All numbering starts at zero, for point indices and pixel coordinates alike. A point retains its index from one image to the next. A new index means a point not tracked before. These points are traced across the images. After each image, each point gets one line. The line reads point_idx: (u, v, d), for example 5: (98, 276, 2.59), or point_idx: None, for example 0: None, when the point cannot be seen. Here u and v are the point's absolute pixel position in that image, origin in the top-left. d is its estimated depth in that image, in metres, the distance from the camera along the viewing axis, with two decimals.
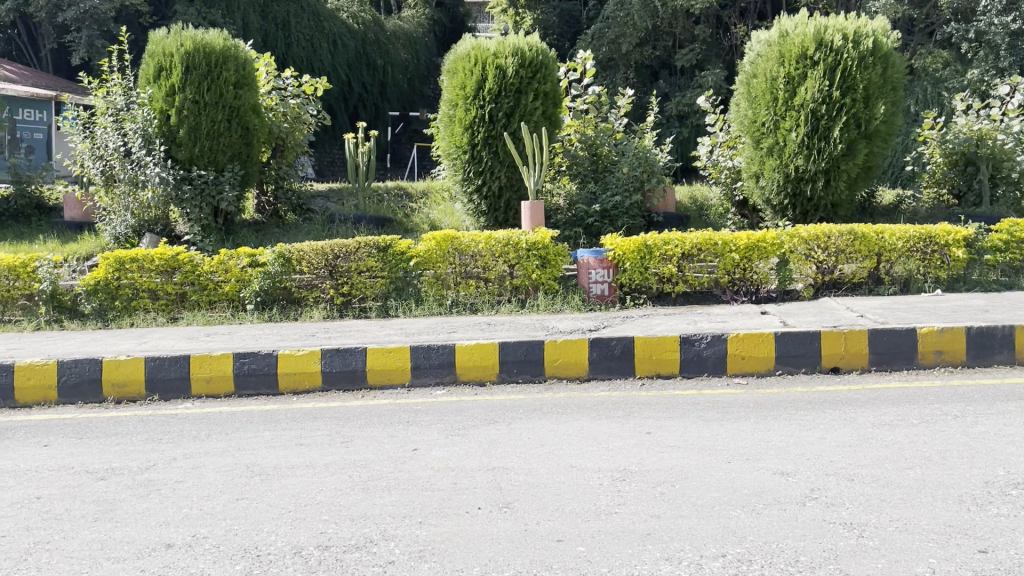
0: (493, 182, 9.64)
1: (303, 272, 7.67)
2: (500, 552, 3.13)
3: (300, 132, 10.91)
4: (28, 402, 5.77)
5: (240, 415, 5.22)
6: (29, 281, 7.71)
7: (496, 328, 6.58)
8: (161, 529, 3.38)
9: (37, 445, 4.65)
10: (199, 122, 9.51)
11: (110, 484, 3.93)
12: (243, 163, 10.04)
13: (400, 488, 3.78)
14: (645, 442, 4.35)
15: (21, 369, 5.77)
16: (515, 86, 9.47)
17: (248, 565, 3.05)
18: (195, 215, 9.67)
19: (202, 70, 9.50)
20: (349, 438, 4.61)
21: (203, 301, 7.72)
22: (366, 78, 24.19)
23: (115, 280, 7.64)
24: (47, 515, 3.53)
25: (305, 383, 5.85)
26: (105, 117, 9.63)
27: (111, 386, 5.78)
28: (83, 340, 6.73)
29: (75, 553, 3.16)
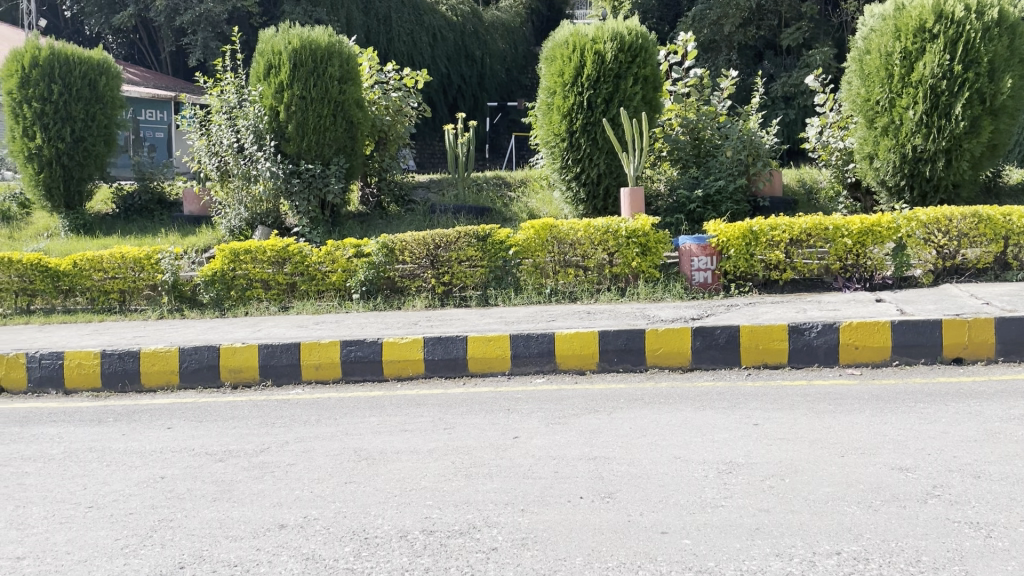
0: (592, 168, 9.53)
1: (406, 262, 7.83)
2: (603, 542, 3.11)
3: (401, 124, 11.14)
4: (152, 387, 6.11)
5: (347, 401, 5.38)
6: (153, 272, 8.17)
7: (596, 316, 6.54)
8: (275, 510, 3.51)
9: (161, 427, 4.93)
10: (306, 118, 9.82)
11: (228, 466, 4.12)
12: (348, 157, 10.32)
13: (502, 475, 3.81)
14: (752, 434, 4.23)
15: (146, 355, 6.12)
16: (614, 72, 9.35)
17: (357, 547, 3.13)
18: (303, 208, 9.98)
19: (309, 66, 9.83)
20: (451, 425, 4.67)
21: (312, 290, 7.98)
22: (465, 70, 24.46)
23: (231, 271, 7.99)
24: (171, 494, 3.74)
25: (409, 370, 5.97)
26: (220, 114, 10.07)
27: (228, 371, 6.05)
28: (202, 328, 7.09)
29: (197, 531, 3.32)
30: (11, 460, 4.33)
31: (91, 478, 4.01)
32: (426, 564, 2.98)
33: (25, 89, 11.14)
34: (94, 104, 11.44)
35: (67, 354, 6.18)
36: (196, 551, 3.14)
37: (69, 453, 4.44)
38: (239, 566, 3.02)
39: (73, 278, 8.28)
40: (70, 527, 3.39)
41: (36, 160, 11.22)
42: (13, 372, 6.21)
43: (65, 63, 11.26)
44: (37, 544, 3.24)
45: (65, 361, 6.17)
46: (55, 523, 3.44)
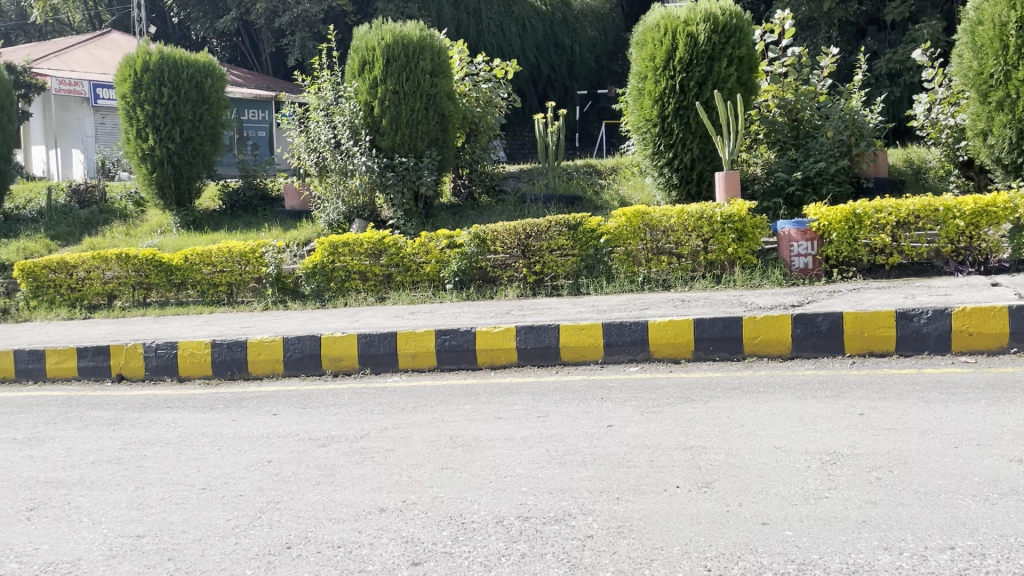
0: (685, 154, 9.34)
1: (497, 252, 7.89)
2: (701, 532, 3.06)
3: (492, 115, 11.20)
4: (259, 375, 6.37)
5: (442, 389, 5.47)
6: (258, 265, 8.53)
7: (691, 304, 6.42)
8: (376, 494, 3.61)
9: (267, 413, 5.14)
10: (399, 112, 10.03)
11: (329, 451, 4.26)
12: (440, 149, 10.46)
13: (596, 463, 3.80)
14: (857, 425, 4.07)
15: (253, 345, 6.38)
16: (707, 54, 9.15)
17: (454, 531, 3.19)
18: (398, 200, 10.13)
19: (402, 61, 10.03)
20: (544, 414, 4.69)
21: (407, 281, 8.14)
22: (554, 59, 24.40)
23: (330, 263, 8.24)
24: (277, 478, 3.89)
25: (502, 359, 6.02)
26: (317, 112, 10.36)
27: (329, 360, 6.25)
28: (304, 319, 7.33)
29: (303, 513, 3.45)
30: (131, 444, 4.59)
31: (204, 461, 4.22)
32: (523, 549, 3.01)
33: (138, 92, 11.76)
34: (201, 105, 11.99)
35: (181, 344, 6.51)
36: (301, 532, 3.26)
37: (183, 437, 4.69)
38: (342, 547, 3.12)
39: (184, 271, 8.71)
40: (186, 507, 3.58)
41: (148, 161, 11.83)
42: (131, 361, 6.58)
43: (174, 66, 11.81)
44: (156, 523, 3.43)
45: (179, 350, 6.50)
46: (172, 503, 3.63)
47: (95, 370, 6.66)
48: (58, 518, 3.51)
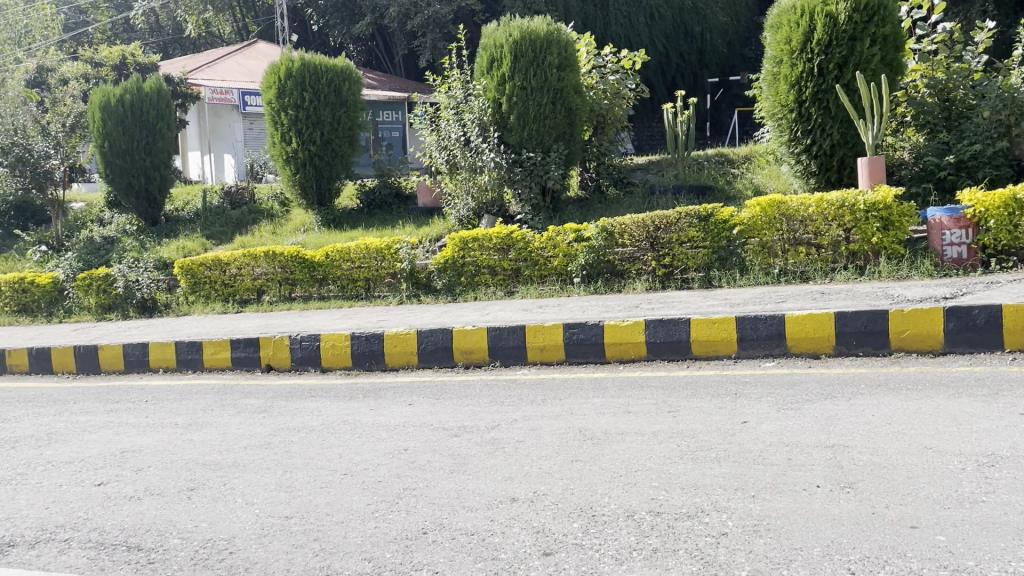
0: (824, 139, 8.92)
1: (626, 245, 7.83)
2: (844, 534, 2.93)
3: (619, 107, 11.11)
4: (394, 366, 6.61)
5: (571, 382, 5.49)
6: (393, 261, 8.84)
7: (831, 297, 6.14)
8: (507, 484, 3.67)
9: (403, 403, 5.32)
10: (527, 107, 10.13)
11: (462, 440, 4.37)
12: (568, 142, 10.48)
13: (730, 460, 3.71)
14: (1019, 425, 3.77)
15: (389, 337, 6.62)
16: (848, 34, 8.69)
17: (585, 523, 3.20)
18: (526, 195, 10.21)
19: (529, 56, 10.11)
20: (676, 409, 4.62)
21: (536, 275, 8.21)
22: (684, 48, 23.89)
23: (461, 258, 8.42)
24: (413, 465, 4.03)
25: (631, 353, 5.98)
26: (448, 110, 10.60)
27: (460, 352, 6.40)
28: (436, 312, 7.54)
29: (438, 500, 3.55)
30: (280, 430, 4.88)
31: (346, 448, 4.42)
32: (655, 544, 2.98)
33: (281, 98, 12.39)
34: (339, 108, 12.54)
35: (323, 336, 6.83)
36: (436, 519, 3.36)
37: (326, 425, 4.93)
38: (475, 535, 3.19)
39: (326, 268, 9.14)
40: (329, 491, 3.77)
41: (292, 163, 12.47)
42: (278, 353, 6.98)
43: (314, 71, 12.38)
44: (301, 505, 3.62)
45: (321, 342, 6.83)
46: (316, 487, 3.83)
47: (246, 361, 7.09)
48: (215, 499, 3.77)
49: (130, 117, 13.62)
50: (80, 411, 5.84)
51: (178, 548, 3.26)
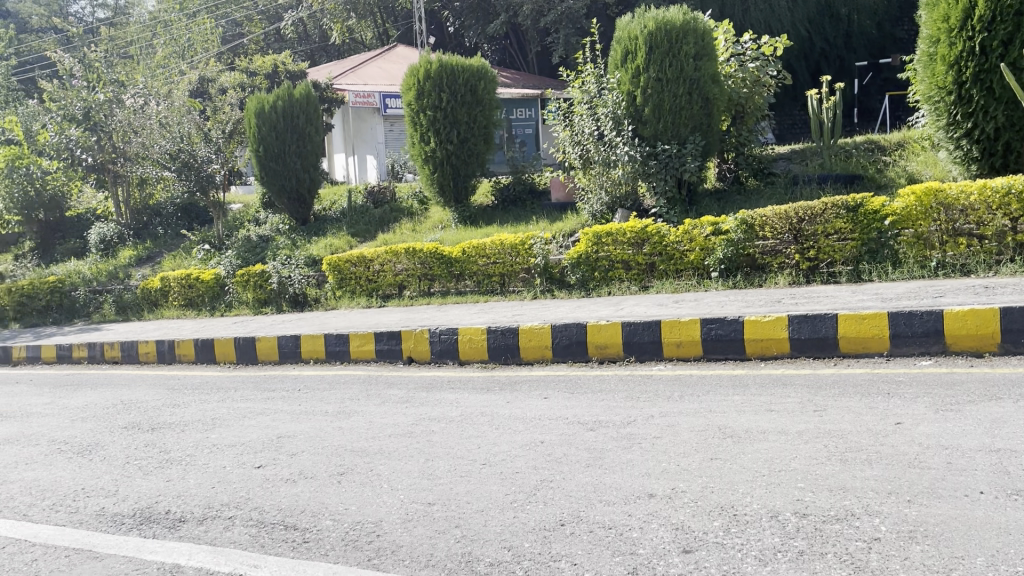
0: (987, 123, 8.28)
1: (767, 237, 7.58)
2: (1012, 544, 2.72)
3: (760, 95, 10.72)
4: (529, 360, 6.68)
5: (709, 379, 5.37)
6: (527, 256, 8.93)
7: (995, 291, 5.69)
8: (645, 479, 3.64)
9: (539, 396, 5.39)
10: (662, 99, 9.98)
11: (598, 435, 4.37)
12: (705, 134, 10.25)
13: (882, 462, 3.52)
14: None
15: (524, 332, 6.71)
16: (1016, 8, 7.92)
17: (726, 522, 3.13)
18: (661, 188, 10.01)
19: (664, 47, 9.94)
20: (822, 407, 4.43)
21: (671, 270, 8.09)
22: (829, 32, 22.74)
23: (595, 253, 8.41)
24: (550, 457, 4.07)
25: (773, 350, 5.78)
26: (582, 105, 10.61)
27: (595, 347, 6.40)
28: (571, 307, 7.56)
29: (575, 493, 3.57)
30: (421, 420, 5.05)
31: (484, 438, 4.52)
32: (801, 547, 2.88)
33: (421, 99, 12.80)
34: (475, 107, 12.80)
35: (460, 330, 7.01)
36: (574, 511, 3.38)
37: (465, 416, 5.06)
38: (613, 529, 3.19)
39: (463, 263, 9.37)
40: (469, 480, 3.87)
41: (430, 162, 12.86)
42: (419, 346, 7.21)
43: (451, 72, 12.68)
44: (443, 492, 3.74)
45: (459, 336, 7.01)
46: (457, 476, 3.94)
47: (389, 353, 7.37)
48: (363, 483, 3.95)
49: (282, 122, 14.47)
50: (240, 398, 6.27)
51: (330, 529, 3.44)
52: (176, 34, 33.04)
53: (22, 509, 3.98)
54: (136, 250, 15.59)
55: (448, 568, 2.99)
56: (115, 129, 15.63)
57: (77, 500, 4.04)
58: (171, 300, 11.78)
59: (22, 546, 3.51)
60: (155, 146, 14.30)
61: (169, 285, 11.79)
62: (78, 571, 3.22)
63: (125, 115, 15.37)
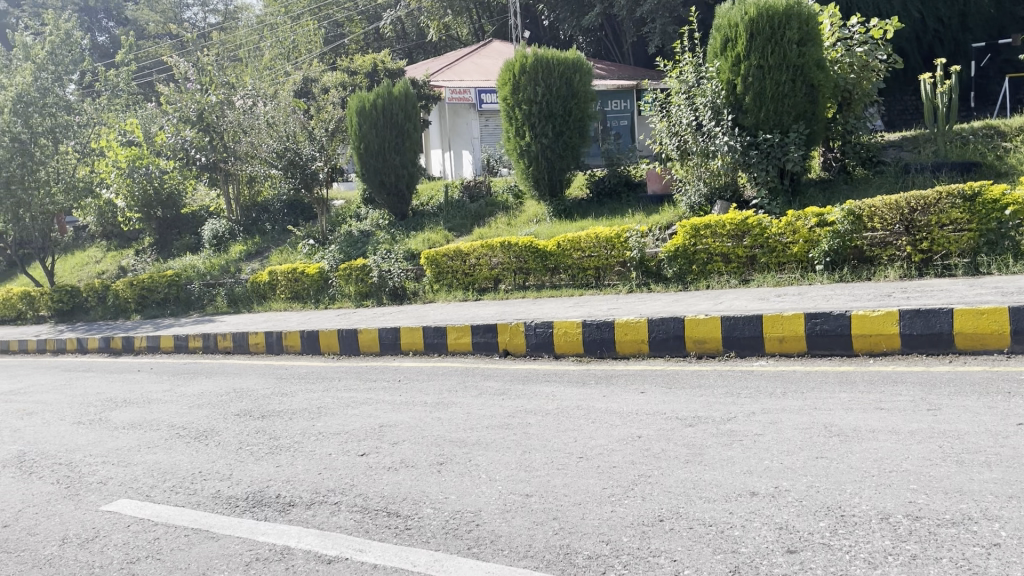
0: None
1: (876, 229, 7.27)
2: None
3: (869, 81, 10.24)
4: (626, 354, 6.64)
5: (814, 375, 5.20)
6: (623, 250, 8.87)
7: None
8: (746, 477, 3.57)
9: (636, 391, 5.34)
10: (764, 87, 9.70)
11: (697, 431, 4.30)
12: (809, 122, 9.91)
13: (1003, 465, 3.33)
14: None
15: (620, 325, 6.67)
16: None
17: (833, 523, 3.03)
18: (762, 178, 9.80)
19: (766, 33, 9.64)
20: (936, 406, 4.23)
21: (773, 263, 7.87)
22: (943, 12, 21.55)
23: (692, 246, 8.26)
24: (647, 453, 4.04)
25: (882, 346, 5.54)
26: (679, 95, 10.41)
27: (693, 342, 6.29)
28: (668, 301, 7.45)
29: (674, 489, 3.53)
30: (518, 412, 5.09)
31: (581, 432, 4.52)
32: (913, 550, 2.76)
33: (516, 93, 12.86)
34: (571, 100, 12.77)
35: (555, 324, 7.01)
36: (673, 507, 3.34)
37: (561, 409, 5.07)
38: (714, 526, 3.13)
39: (558, 256, 9.39)
40: (566, 473, 3.88)
41: (525, 156, 12.92)
42: (514, 338, 7.26)
43: (547, 64, 12.68)
44: (541, 484, 3.76)
45: (554, 330, 7.02)
46: (554, 468, 3.95)
47: (486, 346, 7.46)
48: (462, 473, 4.02)
49: (383, 119, 14.81)
50: (344, 387, 6.48)
51: (431, 517, 3.51)
52: (282, 36, 34.26)
53: (145, 490, 4.23)
54: (246, 245, 16.30)
55: (547, 559, 3.01)
56: (226, 129, 16.37)
57: (195, 483, 4.27)
58: (278, 293, 12.27)
59: (146, 524, 3.74)
60: (263, 145, 14.87)
61: (277, 279, 12.28)
62: (197, 550, 3.41)
63: (235, 117, 16.09)
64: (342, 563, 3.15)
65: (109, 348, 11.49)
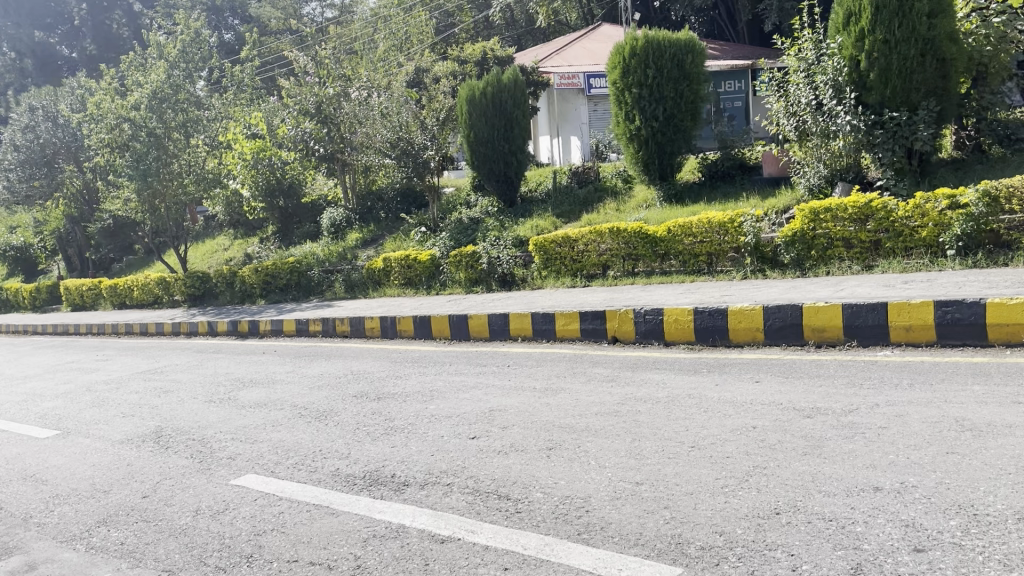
0: None
1: (1015, 212, 6.88)
2: None
3: (1007, 53, 9.59)
4: (740, 342, 6.47)
5: (943, 366, 4.93)
6: (737, 235, 8.63)
7: None
8: (869, 471, 3.42)
9: (750, 380, 5.21)
10: (890, 62, 9.19)
11: (816, 422, 4.15)
12: (940, 98, 9.34)
13: None
14: None
15: (734, 313, 6.48)
16: None
17: (965, 522, 2.86)
18: (887, 159, 9.31)
19: (893, 6, 9.12)
20: None
21: (899, 248, 7.53)
22: None
23: (812, 231, 7.95)
24: (763, 444, 3.92)
25: (1020, 336, 5.20)
26: (798, 74, 10.00)
27: (812, 331, 6.07)
28: (784, 288, 7.21)
29: (791, 482, 3.42)
30: (628, 400, 5.05)
31: (692, 421, 4.44)
32: None
33: (626, 77, 12.66)
34: (683, 82, 12.48)
35: (666, 310, 6.90)
36: (790, 500, 3.24)
37: (672, 397, 4.99)
38: (834, 521, 3.02)
39: (668, 242, 9.25)
40: (678, 462, 3.82)
41: (635, 140, 12.75)
42: (624, 326, 7.20)
43: (658, 46, 12.44)
44: (651, 473, 3.72)
45: (665, 317, 6.91)
46: (665, 457, 3.90)
47: (594, 333, 7.43)
48: (572, 459, 4.03)
49: (492, 107, 14.93)
50: (456, 372, 6.61)
51: (541, 501, 3.54)
52: (395, 29, 35.02)
53: (270, 466, 4.45)
54: (362, 233, 16.82)
55: (659, 548, 2.98)
56: (343, 120, 16.83)
57: (316, 461, 4.46)
58: (392, 279, 12.61)
59: (271, 499, 3.94)
60: (378, 135, 15.26)
61: (391, 266, 12.62)
62: (318, 525, 3.56)
63: (351, 108, 16.59)
64: (455, 543, 3.22)
65: (236, 331, 12.14)
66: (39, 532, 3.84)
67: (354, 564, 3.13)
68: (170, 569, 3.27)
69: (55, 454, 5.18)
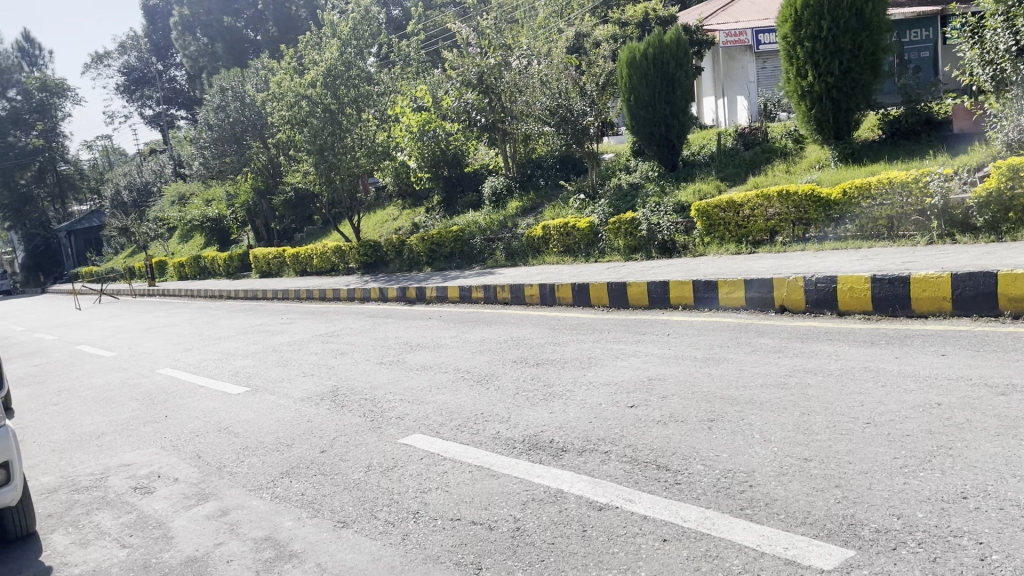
0: None
1: None
2: None
3: None
4: (923, 313, 5.99)
5: None
6: (921, 197, 8.06)
7: None
8: None
9: (935, 353, 4.82)
10: None
11: (1011, 401, 3.78)
12: None
13: None
14: None
15: (917, 281, 5.99)
16: None
17: None
18: None
19: None
20: None
21: None
22: None
23: (1010, 189, 7.20)
24: (949, 422, 3.62)
25: None
26: (996, 17, 9.11)
27: (1009, 300, 5.52)
28: (976, 253, 6.57)
29: (981, 464, 3.14)
30: (797, 371, 4.82)
31: (868, 396, 4.17)
32: None
33: (798, 30, 11.98)
34: (862, 31, 11.55)
35: (840, 278, 6.50)
36: (979, 484, 2.97)
37: (845, 370, 4.73)
38: None
39: (843, 206, 8.87)
40: (852, 439, 3.60)
41: (807, 98, 12.13)
42: (793, 295, 6.86)
43: None
44: (822, 449, 3.54)
45: (838, 285, 6.50)
46: (837, 433, 3.69)
47: (760, 301, 7.14)
48: (734, 432, 3.90)
49: (654, 69, 14.56)
50: (614, 339, 6.58)
51: (702, 473, 3.46)
52: None
53: (435, 427, 4.63)
54: (522, 201, 17.00)
55: (828, 528, 2.83)
56: (504, 90, 17.00)
57: (478, 423, 4.59)
58: (551, 246, 12.69)
59: (436, 458, 4.10)
60: (538, 103, 15.29)
61: (550, 234, 12.69)
62: (479, 486, 3.67)
63: (512, 77, 16.72)
64: (613, 511, 3.22)
65: (405, 297, 12.68)
66: (232, 480, 4.20)
67: (513, 526, 3.20)
68: (345, 520, 3.49)
69: (245, 409, 5.65)
